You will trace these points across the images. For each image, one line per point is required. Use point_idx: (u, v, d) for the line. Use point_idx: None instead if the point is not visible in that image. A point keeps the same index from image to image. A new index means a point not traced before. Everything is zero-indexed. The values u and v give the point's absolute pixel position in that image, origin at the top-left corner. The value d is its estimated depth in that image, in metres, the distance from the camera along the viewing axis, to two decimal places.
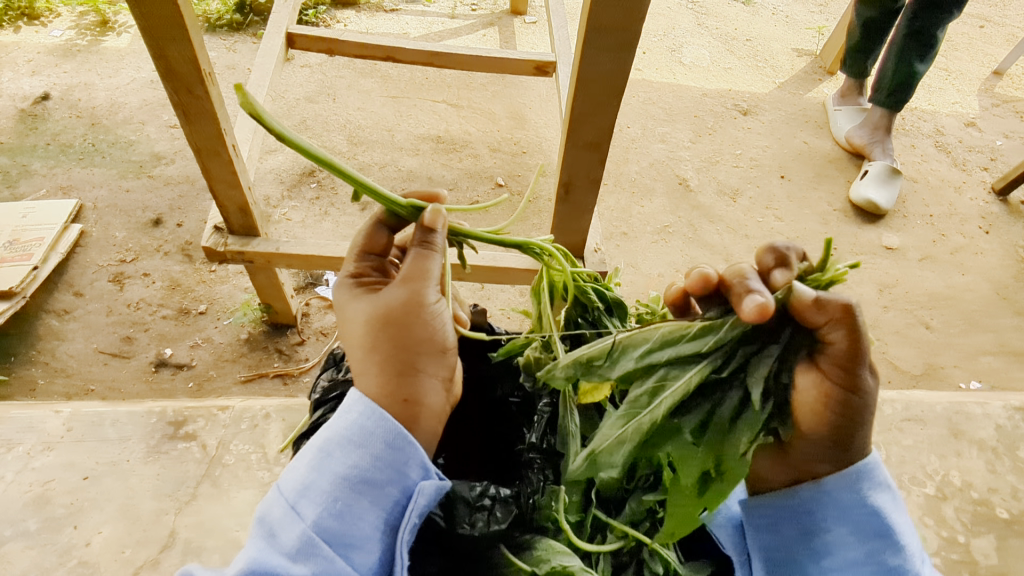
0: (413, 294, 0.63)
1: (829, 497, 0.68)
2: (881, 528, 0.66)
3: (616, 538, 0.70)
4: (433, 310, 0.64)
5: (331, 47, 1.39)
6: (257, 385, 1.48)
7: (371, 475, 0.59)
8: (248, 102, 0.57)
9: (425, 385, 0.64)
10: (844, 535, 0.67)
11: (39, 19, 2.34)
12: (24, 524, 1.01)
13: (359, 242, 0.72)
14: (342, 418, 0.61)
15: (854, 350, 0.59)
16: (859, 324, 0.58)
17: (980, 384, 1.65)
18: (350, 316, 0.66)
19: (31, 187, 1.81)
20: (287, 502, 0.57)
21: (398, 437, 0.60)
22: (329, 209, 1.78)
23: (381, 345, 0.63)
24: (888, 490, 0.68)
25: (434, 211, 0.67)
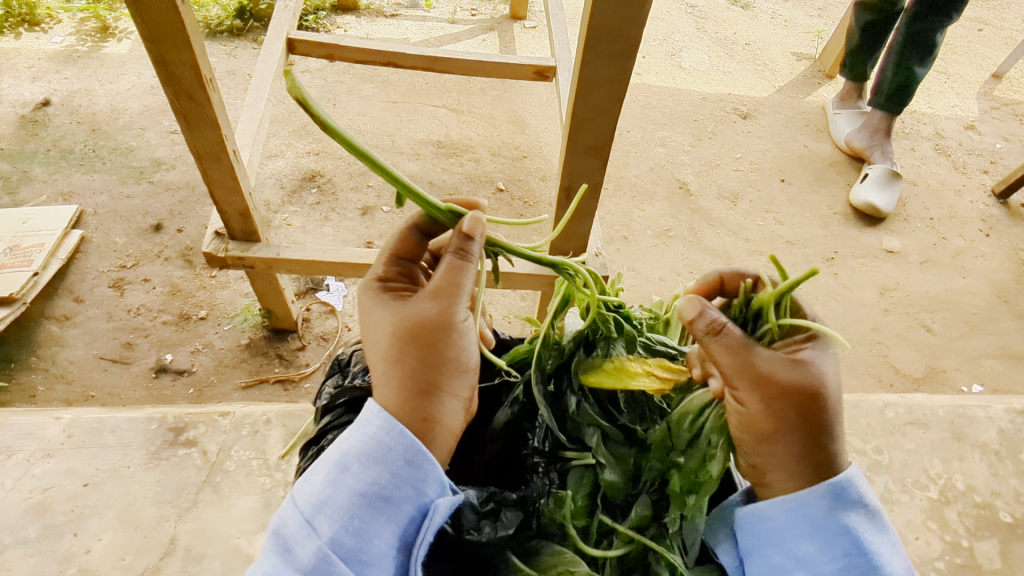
0: (443, 309, 0.62)
1: (799, 510, 0.63)
2: (851, 546, 0.61)
3: (622, 543, 0.69)
4: (461, 328, 0.64)
5: (331, 53, 1.39)
6: (257, 391, 1.47)
7: (389, 492, 0.58)
8: (295, 88, 0.53)
9: (446, 405, 0.63)
10: (813, 550, 0.62)
11: (40, 25, 2.34)
12: (24, 531, 1.00)
13: (392, 245, 0.70)
14: (361, 431, 0.60)
15: (734, 355, 0.62)
16: (730, 335, 0.63)
17: (981, 388, 1.64)
18: (375, 322, 0.65)
19: (31, 193, 1.81)
20: (303, 516, 0.57)
21: (418, 454, 0.59)
22: (330, 214, 1.78)
23: (405, 359, 0.62)
24: (865, 510, 0.63)
25: (474, 218, 0.65)
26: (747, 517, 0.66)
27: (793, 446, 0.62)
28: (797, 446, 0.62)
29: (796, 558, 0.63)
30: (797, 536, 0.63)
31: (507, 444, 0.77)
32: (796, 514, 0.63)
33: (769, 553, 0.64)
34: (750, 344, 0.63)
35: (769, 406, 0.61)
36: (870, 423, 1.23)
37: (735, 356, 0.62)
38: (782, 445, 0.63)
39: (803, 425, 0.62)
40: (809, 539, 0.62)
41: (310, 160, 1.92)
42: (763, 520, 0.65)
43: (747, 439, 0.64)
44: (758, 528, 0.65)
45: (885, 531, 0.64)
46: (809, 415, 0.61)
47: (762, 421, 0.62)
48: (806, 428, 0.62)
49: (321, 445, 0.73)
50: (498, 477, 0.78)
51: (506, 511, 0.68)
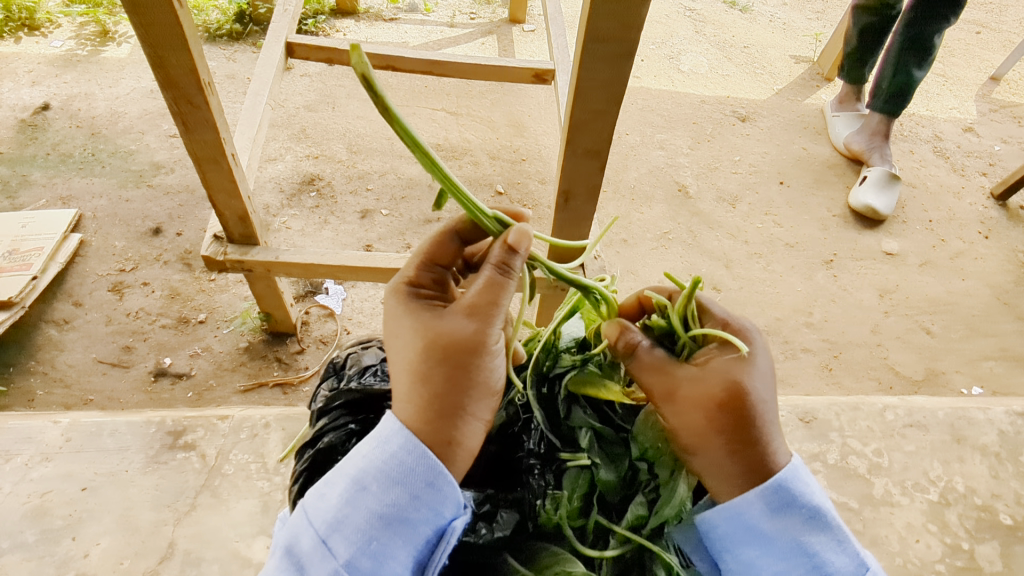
0: (478, 330, 0.61)
1: (736, 518, 0.64)
2: (791, 548, 0.62)
3: (618, 543, 0.69)
4: (492, 350, 0.62)
5: (331, 56, 1.39)
6: (257, 395, 1.47)
7: (408, 514, 0.58)
8: (362, 69, 0.51)
9: (468, 428, 0.62)
10: (756, 556, 0.63)
11: (39, 30, 2.35)
12: (21, 536, 1.00)
13: (428, 248, 0.69)
14: (381, 449, 0.59)
15: (645, 372, 0.68)
16: (637, 350, 0.68)
17: (981, 390, 1.64)
18: (403, 332, 0.63)
19: (31, 197, 1.81)
20: (318, 535, 0.58)
21: (439, 476, 0.59)
22: (329, 217, 1.78)
23: (430, 376, 0.60)
24: (804, 510, 0.63)
25: (520, 232, 0.63)
26: (699, 525, 0.68)
27: (716, 456, 0.64)
28: (718, 457, 0.64)
29: (743, 563, 0.64)
30: (739, 543, 0.64)
31: (503, 446, 0.75)
32: (734, 521, 0.64)
33: (724, 559, 0.66)
34: (659, 362, 0.67)
35: (681, 418, 0.65)
36: (870, 425, 1.23)
37: (650, 372, 0.67)
38: (706, 454, 0.64)
39: (719, 436, 0.63)
40: (750, 546, 0.64)
41: (310, 163, 1.92)
42: (710, 528, 0.66)
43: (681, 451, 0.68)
44: (708, 535, 0.67)
45: (831, 528, 0.63)
46: (721, 424, 0.62)
47: (681, 433, 0.65)
48: (723, 438, 0.63)
49: (317, 448, 0.72)
50: (493, 478, 0.75)
51: (502, 511, 0.69)
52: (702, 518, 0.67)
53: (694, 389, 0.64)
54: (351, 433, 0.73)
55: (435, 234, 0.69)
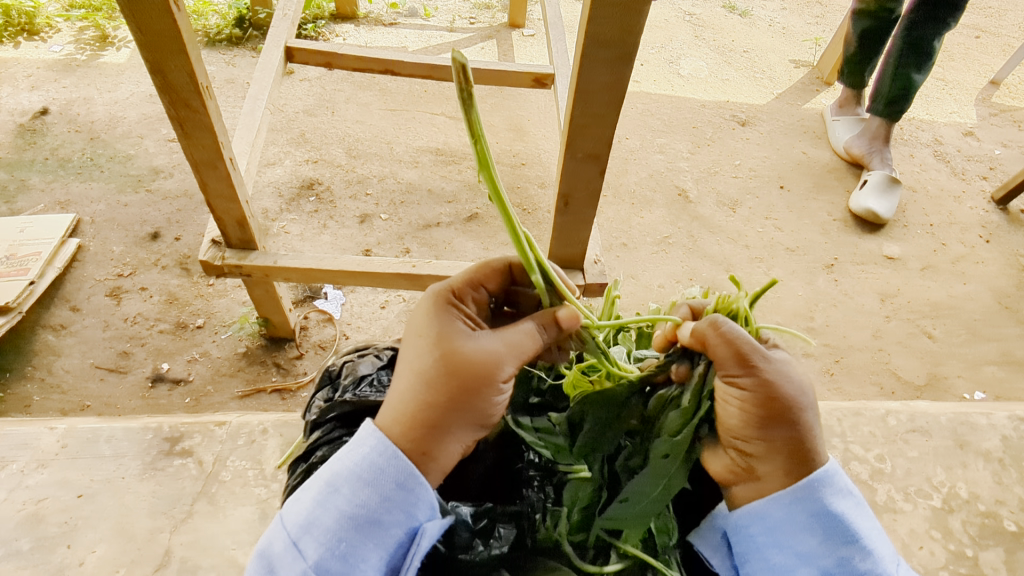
0: (493, 365, 0.61)
1: (799, 503, 0.64)
2: (847, 533, 0.64)
3: (619, 558, 0.69)
4: (499, 387, 0.62)
5: (329, 61, 1.39)
6: (255, 401, 1.46)
7: (379, 516, 0.58)
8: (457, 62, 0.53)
9: (449, 447, 0.61)
10: (814, 544, 0.64)
11: (39, 35, 2.35)
12: (16, 543, 0.99)
13: (474, 271, 0.70)
14: (354, 451, 0.60)
15: (730, 349, 0.63)
16: (726, 327, 0.63)
17: (983, 395, 1.63)
18: (421, 338, 0.62)
19: (28, 203, 1.81)
20: (289, 537, 0.58)
21: (410, 477, 0.59)
22: (328, 222, 1.77)
23: (436, 386, 0.60)
24: (852, 497, 0.66)
25: (572, 314, 0.66)
26: (742, 520, 0.67)
27: (785, 432, 0.63)
28: (781, 437, 0.63)
29: (795, 553, 0.64)
30: (797, 530, 0.64)
31: (501, 456, 0.75)
32: (795, 507, 0.64)
33: (770, 554, 0.65)
34: (741, 339, 0.63)
35: (773, 391, 0.61)
36: (873, 431, 1.22)
37: (732, 348, 0.63)
38: (778, 430, 0.63)
39: (790, 414, 0.62)
40: (810, 533, 0.64)
41: (309, 168, 1.92)
42: (763, 518, 0.65)
43: (747, 426, 0.63)
44: (755, 530, 0.66)
45: (870, 517, 0.67)
46: (800, 402, 0.63)
47: (769, 406, 0.62)
48: (795, 420, 0.63)
49: (310, 462, 0.71)
50: (492, 491, 0.76)
51: (501, 526, 0.68)
52: (752, 508, 0.66)
53: (785, 365, 0.63)
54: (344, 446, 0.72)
55: (484, 263, 0.71)
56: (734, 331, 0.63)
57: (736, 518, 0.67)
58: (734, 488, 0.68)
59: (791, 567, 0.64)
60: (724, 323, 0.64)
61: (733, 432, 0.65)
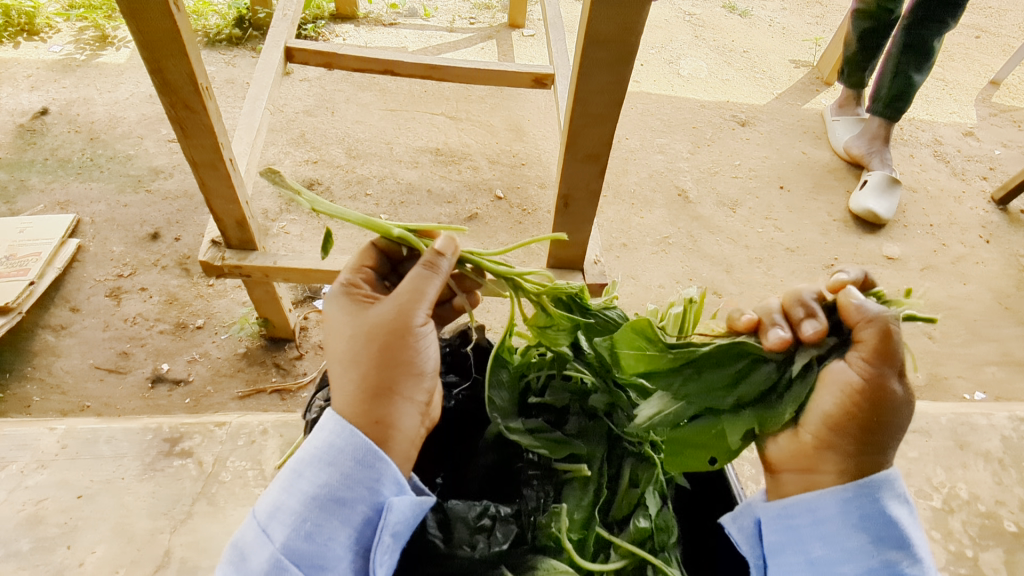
0: (401, 314, 0.62)
1: (857, 500, 0.64)
2: (897, 539, 0.63)
3: (619, 556, 0.70)
4: (418, 332, 0.63)
5: (329, 61, 1.39)
6: (255, 401, 1.46)
7: (341, 493, 0.59)
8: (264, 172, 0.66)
9: (401, 409, 0.62)
10: (861, 543, 0.63)
11: (39, 35, 2.35)
12: (16, 544, 0.99)
13: (356, 259, 0.72)
14: (316, 436, 0.61)
15: (881, 354, 0.60)
16: (893, 332, 0.59)
17: (983, 395, 1.63)
18: (338, 331, 0.65)
19: (28, 203, 1.80)
20: (258, 525, 0.58)
21: (369, 453, 0.60)
22: (328, 222, 1.77)
23: (365, 363, 0.62)
24: (907, 505, 0.65)
25: (448, 239, 0.67)
26: (791, 509, 0.67)
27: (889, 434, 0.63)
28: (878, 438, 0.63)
29: (840, 549, 0.64)
30: (845, 528, 0.64)
31: (500, 456, 0.74)
32: (848, 504, 0.64)
33: (813, 546, 0.65)
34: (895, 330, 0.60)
35: (877, 404, 0.61)
36: None
37: (876, 349, 0.60)
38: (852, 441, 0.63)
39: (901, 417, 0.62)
40: (859, 531, 0.63)
41: (309, 168, 1.92)
42: (814, 509, 0.65)
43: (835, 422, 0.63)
44: (803, 521, 0.66)
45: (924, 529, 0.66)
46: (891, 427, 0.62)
47: (863, 415, 0.61)
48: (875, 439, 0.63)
49: None
50: (491, 490, 0.73)
51: (500, 527, 0.67)
52: (804, 499, 0.66)
53: (904, 392, 0.61)
54: None
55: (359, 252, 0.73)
56: (896, 338, 0.60)
57: (787, 507, 0.68)
58: (783, 475, 0.69)
59: (832, 563, 0.64)
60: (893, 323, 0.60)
61: (828, 421, 0.63)
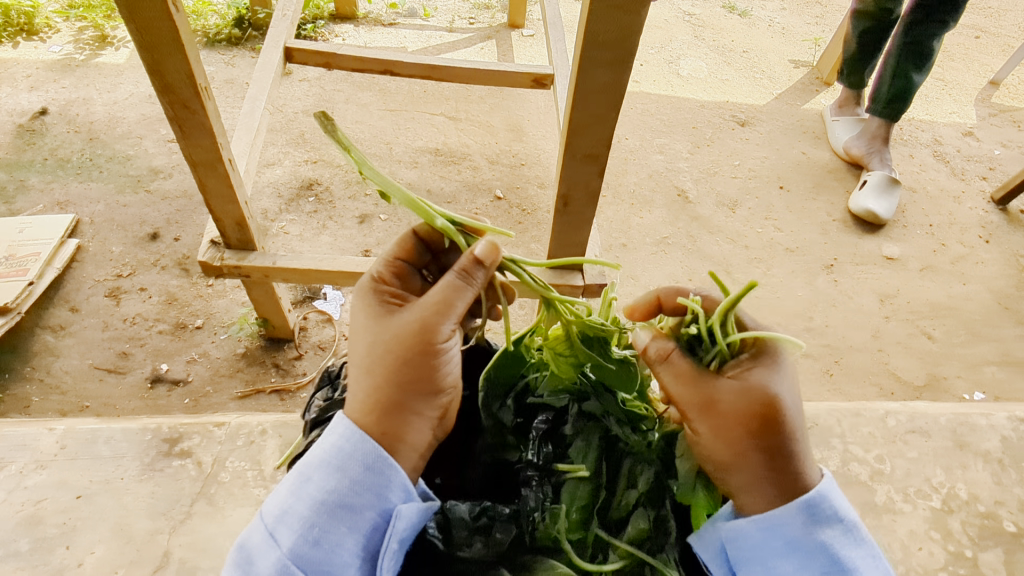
0: (426, 327, 0.63)
1: (774, 529, 0.63)
2: (829, 563, 0.62)
3: (618, 557, 0.70)
4: (439, 348, 0.63)
5: (328, 61, 1.38)
6: (254, 402, 1.46)
7: (349, 500, 0.59)
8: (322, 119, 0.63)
9: (412, 423, 0.63)
10: (792, 570, 0.63)
11: (38, 35, 2.35)
12: (15, 544, 0.99)
13: (394, 248, 0.72)
14: (324, 439, 0.61)
15: (680, 391, 0.68)
16: (673, 365, 0.69)
17: (983, 395, 1.63)
18: (362, 331, 0.65)
19: (27, 203, 1.80)
20: (265, 528, 0.58)
21: (378, 460, 0.60)
22: (327, 222, 1.77)
23: (381, 371, 0.62)
24: (841, 525, 0.64)
25: (490, 246, 0.65)
26: (721, 536, 0.66)
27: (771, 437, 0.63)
28: (763, 449, 0.63)
29: None
30: (775, 555, 0.63)
31: (499, 456, 0.75)
32: (771, 533, 0.63)
33: (749, 574, 0.64)
34: (694, 371, 0.68)
35: (716, 431, 0.65)
36: (872, 431, 1.22)
37: (681, 382, 0.68)
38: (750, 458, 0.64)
39: (782, 418, 0.63)
40: (787, 558, 0.63)
41: (308, 168, 1.91)
42: (741, 538, 0.65)
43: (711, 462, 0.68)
44: (733, 548, 0.65)
45: (865, 543, 0.64)
46: (768, 432, 0.63)
47: (718, 450, 0.65)
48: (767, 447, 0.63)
49: None
50: (491, 490, 0.75)
51: (498, 528, 0.67)
52: (729, 528, 0.65)
53: (739, 397, 0.65)
54: None
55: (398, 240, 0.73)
56: (680, 367, 0.68)
57: (716, 535, 0.67)
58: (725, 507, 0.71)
59: None
60: (666, 356, 0.69)
61: (705, 465, 0.69)
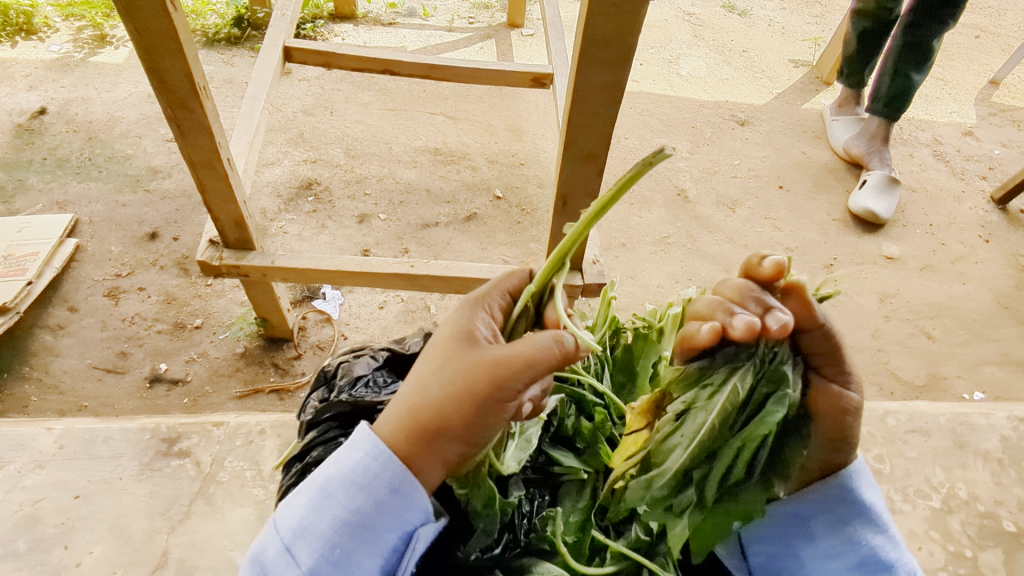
0: (485, 377, 0.56)
1: (837, 499, 0.71)
2: (876, 525, 0.71)
3: (615, 560, 0.70)
4: (491, 405, 0.57)
5: (328, 60, 1.38)
6: (253, 402, 1.46)
7: (372, 521, 0.59)
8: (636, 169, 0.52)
9: (434, 463, 0.59)
10: (844, 540, 0.70)
11: (36, 34, 2.34)
12: (13, 544, 0.99)
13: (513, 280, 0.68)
14: (348, 455, 0.60)
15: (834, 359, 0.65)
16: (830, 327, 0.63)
17: (983, 395, 1.63)
18: (433, 348, 0.62)
19: (26, 203, 1.80)
20: (283, 542, 0.59)
21: (404, 482, 0.59)
22: (327, 222, 1.77)
23: (427, 400, 0.58)
24: (876, 490, 0.72)
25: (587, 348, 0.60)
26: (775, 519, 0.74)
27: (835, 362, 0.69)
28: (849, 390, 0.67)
29: (829, 549, 0.71)
30: (828, 529, 0.71)
31: None
32: (829, 505, 0.71)
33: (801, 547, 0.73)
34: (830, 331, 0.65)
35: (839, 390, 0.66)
36: (872, 431, 1.22)
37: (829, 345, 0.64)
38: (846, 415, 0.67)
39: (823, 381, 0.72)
40: (840, 529, 0.71)
41: (307, 168, 1.91)
42: (796, 515, 0.73)
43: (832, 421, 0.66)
44: (785, 527, 0.74)
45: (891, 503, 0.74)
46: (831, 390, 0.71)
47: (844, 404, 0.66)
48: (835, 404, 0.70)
49: (307, 462, 0.71)
50: None
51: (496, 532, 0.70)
52: (787, 510, 0.73)
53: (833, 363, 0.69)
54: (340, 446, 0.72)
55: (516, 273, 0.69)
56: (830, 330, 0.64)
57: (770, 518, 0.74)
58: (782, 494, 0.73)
59: (821, 559, 0.72)
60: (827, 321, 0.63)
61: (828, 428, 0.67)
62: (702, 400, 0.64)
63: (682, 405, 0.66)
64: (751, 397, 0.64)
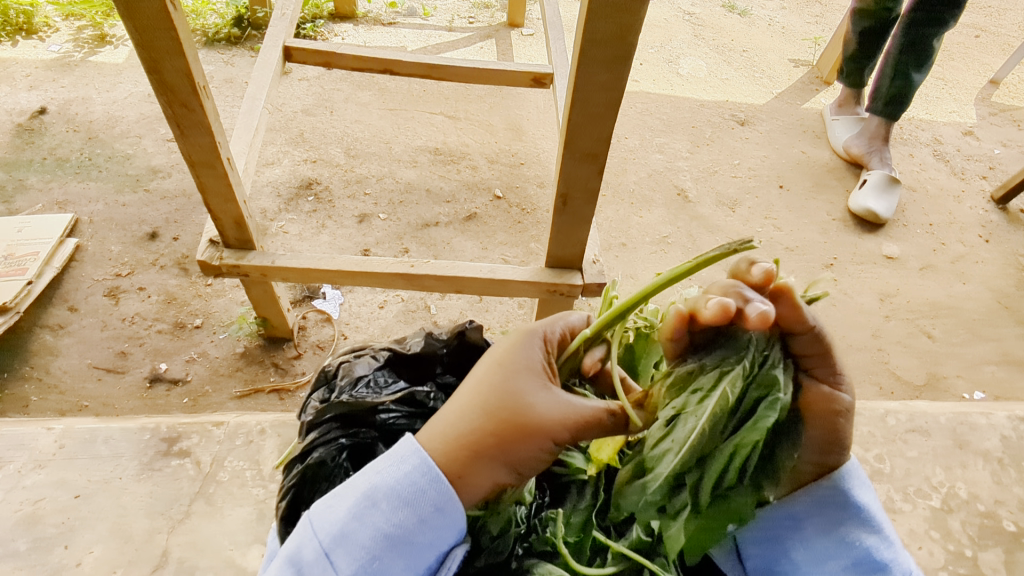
0: (551, 420, 0.59)
1: (831, 500, 0.71)
2: (869, 526, 0.71)
3: (615, 560, 0.70)
4: (546, 447, 0.60)
5: (328, 60, 1.38)
6: (253, 401, 1.46)
7: (413, 537, 0.60)
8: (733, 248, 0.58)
9: (480, 485, 0.61)
10: (837, 543, 0.71)
11: (37, 34, 2.34)
12: (13, 544, 0.98)
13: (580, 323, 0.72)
14: (396, 468, 0.61)
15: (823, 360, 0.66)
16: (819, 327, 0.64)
17: (983, 395, 1.63)
18: (499, 367, 0.63)
19: (26, 203, 1.80)
20: (321, 546, 0.59)
21: (448, 501, 0.60)
22: (327, 221, 1.77)
23: (490, 423, 0.59)
24: (870, 491, 0.73)
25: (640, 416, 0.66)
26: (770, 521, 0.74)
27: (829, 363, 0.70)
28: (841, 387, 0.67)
29: (822, 550, 0.71)
30: (821, 530, 0.71)
31: None
32: (823, 507, 0.71)
33: (795, 549, 0.73)
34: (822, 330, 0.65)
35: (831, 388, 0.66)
36: (872, 431, 1.22)
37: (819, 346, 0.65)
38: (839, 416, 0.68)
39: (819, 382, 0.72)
40: (833, 531, 0.71)
41: (307, 167, 1.91)
42: (790, 517, 0.73)
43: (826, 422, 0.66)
44: (779, 529, 0.74)
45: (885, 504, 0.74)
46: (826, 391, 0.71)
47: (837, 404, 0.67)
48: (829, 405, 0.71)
49: (309, 463, 0.71)
50: None
51: None
52: (782, 511, 0.73)
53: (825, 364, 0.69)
54: (342, 447, 0.72)
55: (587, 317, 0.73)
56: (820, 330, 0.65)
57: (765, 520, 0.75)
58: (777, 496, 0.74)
59: (814, 562, 0.72)
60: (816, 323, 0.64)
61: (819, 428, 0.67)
62: (690, 403, 0.64)
63: (672, 410, 0.65)
64: (743, 402, 0.64)
